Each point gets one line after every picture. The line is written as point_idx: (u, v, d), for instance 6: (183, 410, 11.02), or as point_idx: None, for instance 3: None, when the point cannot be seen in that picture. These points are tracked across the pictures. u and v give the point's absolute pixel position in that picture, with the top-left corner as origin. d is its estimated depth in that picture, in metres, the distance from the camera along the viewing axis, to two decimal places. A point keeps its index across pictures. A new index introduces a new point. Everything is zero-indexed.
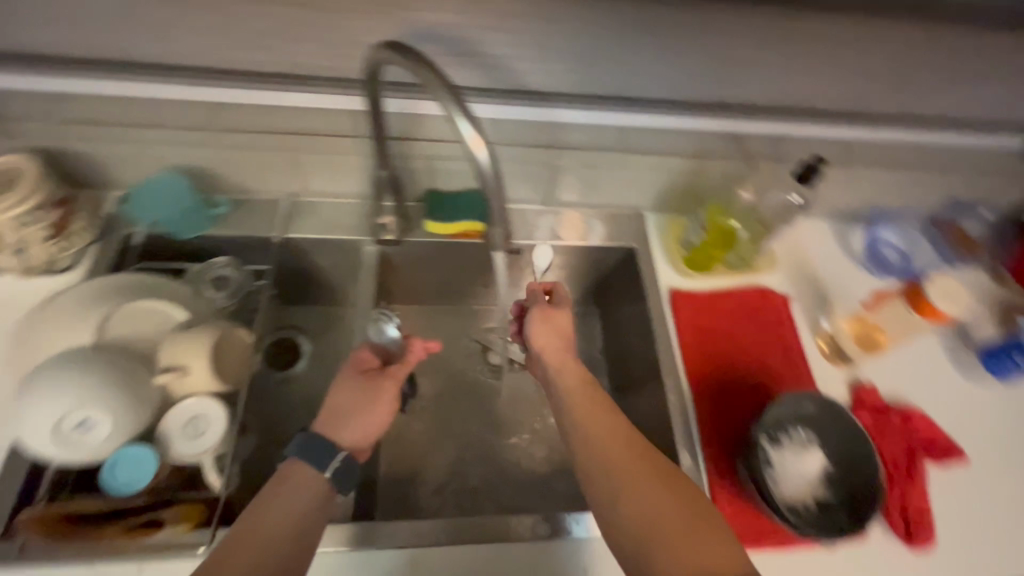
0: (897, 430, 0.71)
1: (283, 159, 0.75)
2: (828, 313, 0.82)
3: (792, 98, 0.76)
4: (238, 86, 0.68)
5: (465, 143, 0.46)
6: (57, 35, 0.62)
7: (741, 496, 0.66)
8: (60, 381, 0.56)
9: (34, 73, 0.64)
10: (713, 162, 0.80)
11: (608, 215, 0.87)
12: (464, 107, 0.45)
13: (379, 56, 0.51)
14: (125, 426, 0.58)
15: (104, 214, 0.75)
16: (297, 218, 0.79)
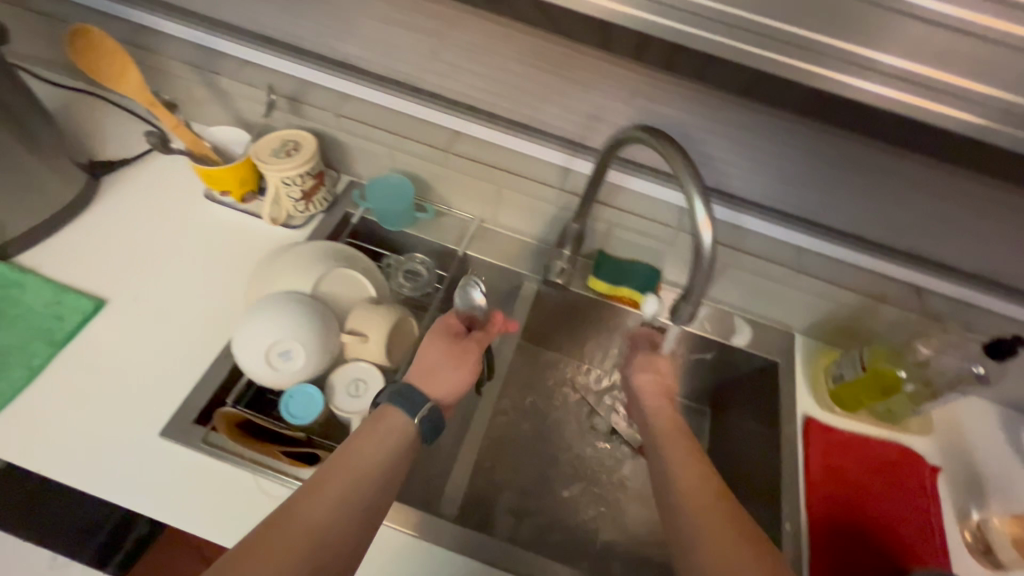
0: None
1: (488, 189, 0.87)
2: (981, 504, 0.74)
3: (994, 269, 0.73)
4: (479, 122, 0.80)
5: (693, 223, 0.52)
6: (364, 53, 0.79)
7: None
8: (284, 313, 0.67)
9: (337, 73, 0.82)
10: (886, 306, 0.78)
11: (757, 324, 0.88)
12: (704, 195, 0.50)
13: (629, 134, 0.59)
14: (311, 367, 0.67)
15: (336, 193, 0.90)
16: (481, 240, 0.90)
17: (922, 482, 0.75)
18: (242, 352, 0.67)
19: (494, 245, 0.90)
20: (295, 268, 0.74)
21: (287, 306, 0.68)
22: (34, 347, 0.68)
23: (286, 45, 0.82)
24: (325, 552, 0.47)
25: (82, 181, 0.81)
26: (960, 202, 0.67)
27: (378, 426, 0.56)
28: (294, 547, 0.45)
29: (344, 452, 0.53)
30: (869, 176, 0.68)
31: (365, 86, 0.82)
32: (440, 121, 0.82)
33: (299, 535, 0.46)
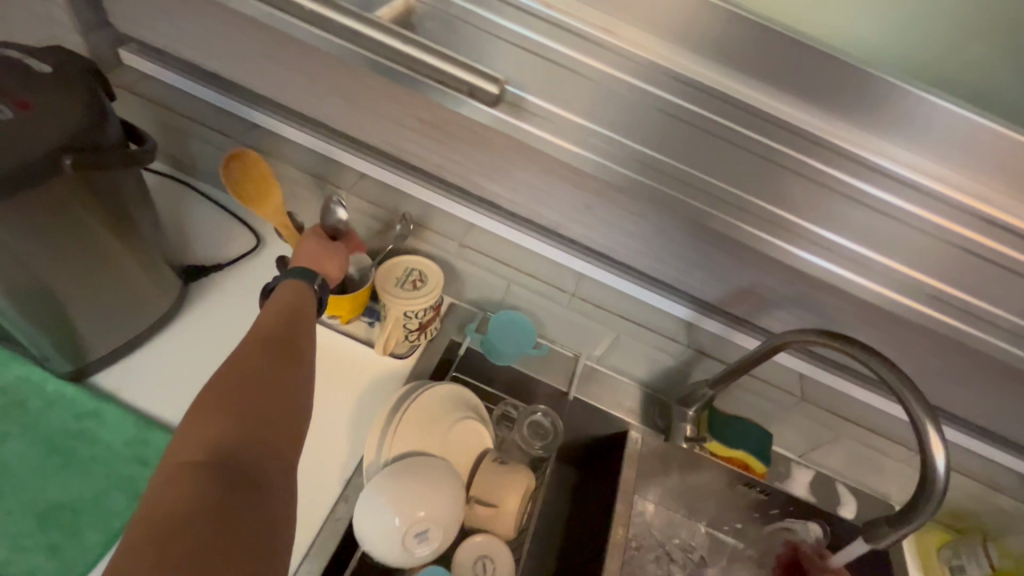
0: None
1: (602, 332, 0.84)
2: None
3: None
4: (600, 267, 0.77)
5: (926, 443, 0.53)
6: (496, 190, 0.75)
7: None
8: (430, 482, 0.61)
9: (454, 197, 0.78)
10: (1000, 497, 0.78)
11: (858, 491, 0.87)
12: (938, 419, 0.53)
13: (809, 337, 0.61)
14: (445, 546, 0.61)
15: (447, 322, 0.87)
16: (587, 381, 0.87)
17: None
18: (370, 527, 0.59)
19: (599, 387, 0.87)
20: (427, 420, 0.69)
21: (429, 473, 0.62)
22: (111, 499, 0.59)
23: (418, 170, 0.78)
24: (304, 395, 0.54)
25: (176, 291, 0.74)
26: None
27: (431, 475, 0.62)
28: (286, 392, 0.52)
29: (426, 488, 0.61)
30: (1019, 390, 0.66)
31: (498, 223, 0.78)
32: (568, 264, 0.78)
33: (265, 362, 0.53)
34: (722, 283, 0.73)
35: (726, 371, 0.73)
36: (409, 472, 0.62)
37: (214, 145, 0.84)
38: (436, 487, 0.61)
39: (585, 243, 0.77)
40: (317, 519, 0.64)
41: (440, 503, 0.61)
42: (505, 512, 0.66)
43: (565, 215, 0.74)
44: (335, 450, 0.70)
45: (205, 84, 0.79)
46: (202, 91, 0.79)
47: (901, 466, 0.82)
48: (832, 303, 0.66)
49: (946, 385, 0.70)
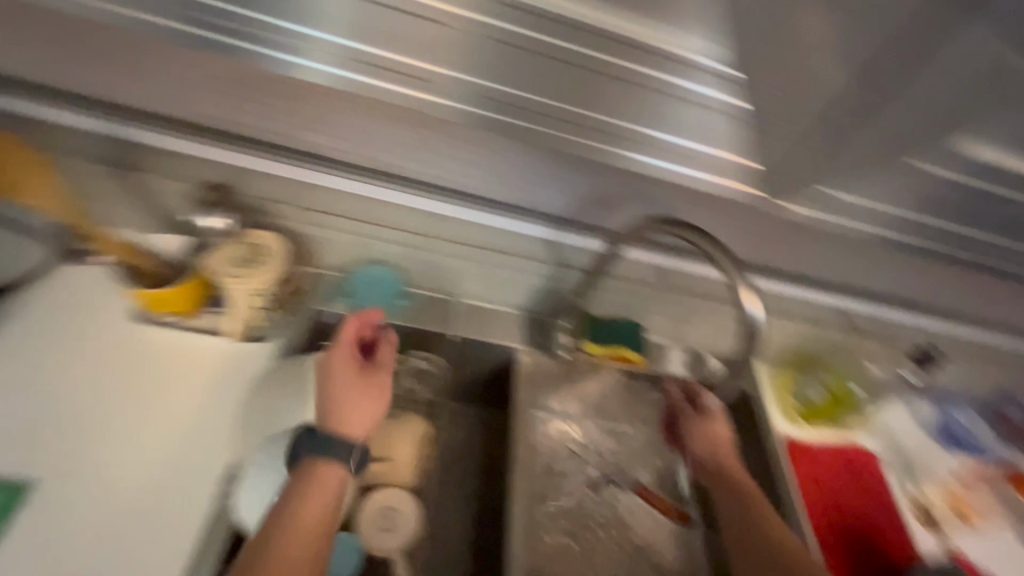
0: None
1: (473, 268, 0.85)
2: (915, 482, 0.90)
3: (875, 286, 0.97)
4: (452, 203, 0.79)
5: (737, 297, 0.60)
6: (323, 138, 0.70)
7: None
8: (308, 458, 0.59)
9: (282, 157, 0.73)
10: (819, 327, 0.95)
11: (724, 359, 0.97)
12: (745, 275, 0.59)
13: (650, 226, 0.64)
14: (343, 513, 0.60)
15: (302, 294, 0.80)
16: (467, 319, 0.86)
17: (874, 474, 0.89)
18: (264, 505, 0.59)
19: (482, 322, 0.86)
20: None
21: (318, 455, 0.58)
22: None
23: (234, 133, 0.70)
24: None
25: None
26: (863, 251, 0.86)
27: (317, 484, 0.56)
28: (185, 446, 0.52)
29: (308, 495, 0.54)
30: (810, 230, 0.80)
31: (338, 176, 0.75)
32: (418, 204, 0.78)
33: None
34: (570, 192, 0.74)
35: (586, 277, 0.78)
36: (284, 457, 0.59)
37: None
38: (317, 463, 0.59)
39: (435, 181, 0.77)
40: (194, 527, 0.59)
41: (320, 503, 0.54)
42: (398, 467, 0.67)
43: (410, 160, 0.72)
44: (197, 452, 0.64)
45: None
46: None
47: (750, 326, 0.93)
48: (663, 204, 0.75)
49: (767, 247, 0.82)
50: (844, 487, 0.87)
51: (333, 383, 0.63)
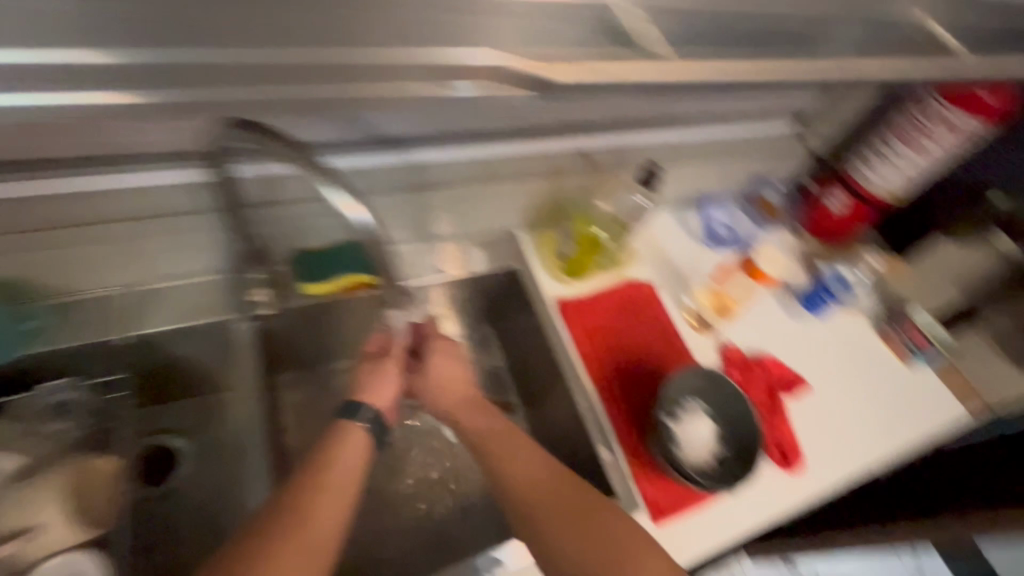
0: (760, 380, 1.08)
1: (114, 251, 0.87)
2: (685, 291, 1.14)
3: (597, 116, 1.13)
4: (73, 176, 0.83)
5: (341, 207, 0.68)
6: None
7: (655, 472, 0.94)
8: None
9: None
10: (565, 172, 1.11)
11: (483, 242, 1.08)
12: (327, 180, 0.65)
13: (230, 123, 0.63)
14: None
15: None
16: (149, 300, 0.87)
17: (649, 300, 1.10)
18: None
19: (183, 297, 0.89)
20: None
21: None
22: None
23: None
24: None
25: None
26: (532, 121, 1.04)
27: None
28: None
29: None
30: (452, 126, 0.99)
31: None
32: (31, 189, 0.81)
33: None
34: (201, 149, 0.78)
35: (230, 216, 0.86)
36: None
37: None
38: None
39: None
40: None
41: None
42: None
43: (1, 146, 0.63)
44: None
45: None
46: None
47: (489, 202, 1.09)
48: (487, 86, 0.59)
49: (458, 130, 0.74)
50: (622, 324, 1.07)
51: (380, 377, 0.88)
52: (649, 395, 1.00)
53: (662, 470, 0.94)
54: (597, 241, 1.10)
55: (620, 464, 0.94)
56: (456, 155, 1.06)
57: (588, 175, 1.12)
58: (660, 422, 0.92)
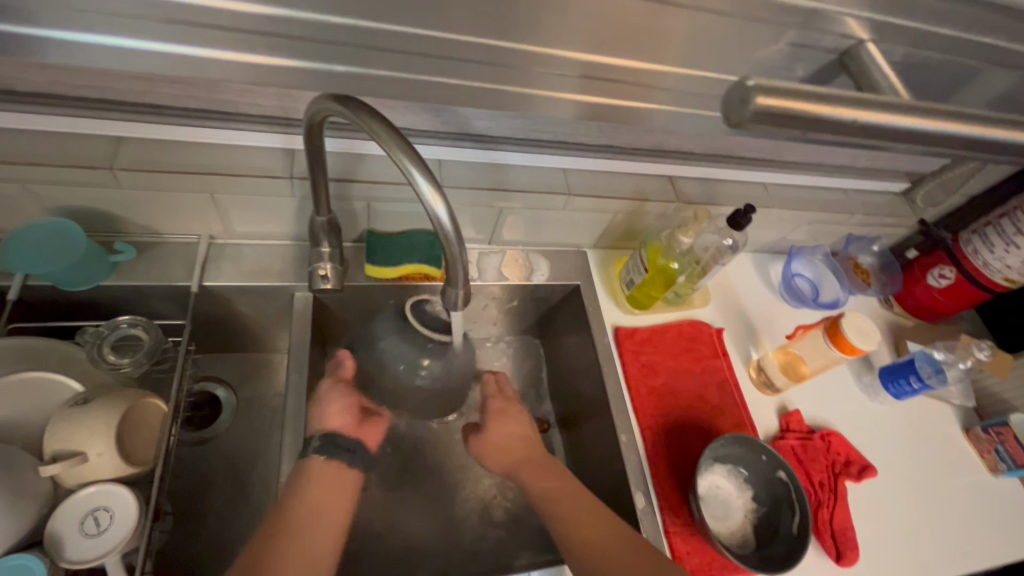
0: (1008, 494, 0.87)
1: (537, 207, 0.79)
2: (985, 378, 0.94)
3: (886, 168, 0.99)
4: (447, 146, 0.72)
5: (422, 196, 0.44)
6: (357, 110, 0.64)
7: (838, 538, 0.75)
8: None
9: (236, 127, 0.64)
10: (885, 216, 0.96)
11: (760, 269, 1.00)
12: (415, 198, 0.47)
13: (324, 109, 0.48)
14: (4, 532, 0.49)
15: (301, 261, 0.77)
16: (537, 268, 0.88)
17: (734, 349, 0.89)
18: None
19: (527, 266, 0.87)
20: (42, 402, 0.58)
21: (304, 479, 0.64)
22: None
23: (261, 117, 0.64)
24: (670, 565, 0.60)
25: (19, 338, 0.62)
26: (882, 165, 0.94)
27: (325, 477, 0.65)
28: (323, 539, 0.60)
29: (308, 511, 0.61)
30: (792, 166, 0.90)
31: None
32: (492, 158, 0.75)
33: None
34: (558, 135, 0.75)
35: (677, 212, 0.84)
36: None
37: None
38: None
39: (483, 133, 0.72)
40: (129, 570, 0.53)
41: (329, 490, 0.64)
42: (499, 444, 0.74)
43: (432, 110, 0.66)
44: None
45: (7, 107, 0.57)
46: (9, 118, 0.57)
47: (792, 229, 0.96)
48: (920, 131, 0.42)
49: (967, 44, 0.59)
50: (703, 348, 0.87)
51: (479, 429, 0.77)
52: (811, 457, 0.80)
53: (847, 539, 0.74)
54: (670, 274, 0.83)
55: (863, 537, 0.77)
56: (771, 177, 0.89)
57: (907, 217, 0.97)
58: (981, 437, 0.90)
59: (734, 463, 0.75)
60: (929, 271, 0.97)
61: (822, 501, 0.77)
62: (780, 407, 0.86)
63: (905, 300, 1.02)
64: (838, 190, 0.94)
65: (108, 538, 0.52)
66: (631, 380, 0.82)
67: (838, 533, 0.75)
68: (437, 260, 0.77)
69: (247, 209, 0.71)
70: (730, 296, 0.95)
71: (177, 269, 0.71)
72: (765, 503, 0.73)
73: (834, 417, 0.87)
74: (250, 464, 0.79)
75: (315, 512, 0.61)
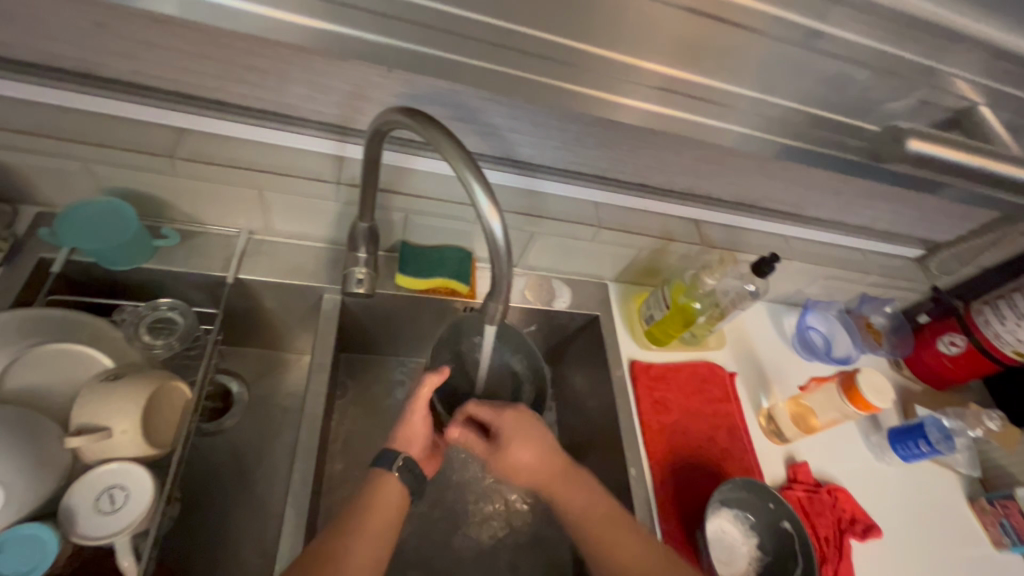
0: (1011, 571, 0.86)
1: (567, 235, 0.81)
2: (989, 449, 0.95)
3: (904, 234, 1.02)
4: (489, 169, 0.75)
5: (480, 211, 0.46)
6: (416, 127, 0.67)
7: None
8: None
9: (294, 129, 0.67)
10: (900, 279, 0.99)
11: (775, 319, 1.02)
12: (483, 180, 0.46)
13: (390, 119, 0.51)
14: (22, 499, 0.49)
15: (334, 265, 0.79)
16: (559, 295, 0.90)
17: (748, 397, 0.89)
18: None
19: (550, 292, 0.89)
20: (73, 374, 0.59)
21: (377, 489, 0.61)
22: None
23: (317, 123, 0.67)
24: None
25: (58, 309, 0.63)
26: (901, 229, 0.97)
27: (384, 495, 0.61)
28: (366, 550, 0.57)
29: (372, 528, 0.58)
30: (814, 222, 0.93)
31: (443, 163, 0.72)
32: (531, 184, 0.78)
33: None
34: (595, 170, 0.78)
35: (701, 254, 0.87)
36: None
37: (32, 161, 0.62)
38: None
39: (525, 160, 0.75)
40: (137, 554, 0.53)
41: (396, 506, 0.61)
42: (525, 469, 0.65)
43: (482, 133, 0.69)
44: None
45: (86, 89, 0.60)
46: (88, 100, 0.61)
47: (810, 283, 0.98)
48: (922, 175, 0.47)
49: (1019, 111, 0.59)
50: (717, 390, 0.88)
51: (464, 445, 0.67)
52: (817, 510, 0.80)
53: None
54: (691, 314, 0.84)
55: None
56: (793, 231, 0.92)
57: (921, 283, 1.00)
58: (986, 509, 0.89)
59: (743, 507, 0.74)
60: (941, 337, 0.99)
61: (827, 557, 0.76)
62: (788, 457, 0.86)
63: (915, 364, 1.03)
64: (857, 249, 0.97)
65: (122, 517, 0.52)
66: (644, 415, 0.82)
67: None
68: (466, 277, 0.79)
69: (289, 208, 0.73)
70: (746, 343, 0.97)
71: (214, 259, 0.73)
72: (771, 553, 0.72)
73: (840, 472, 0.87)
74: (256, 463, 0.78)
75: (387, 524, 0.60)
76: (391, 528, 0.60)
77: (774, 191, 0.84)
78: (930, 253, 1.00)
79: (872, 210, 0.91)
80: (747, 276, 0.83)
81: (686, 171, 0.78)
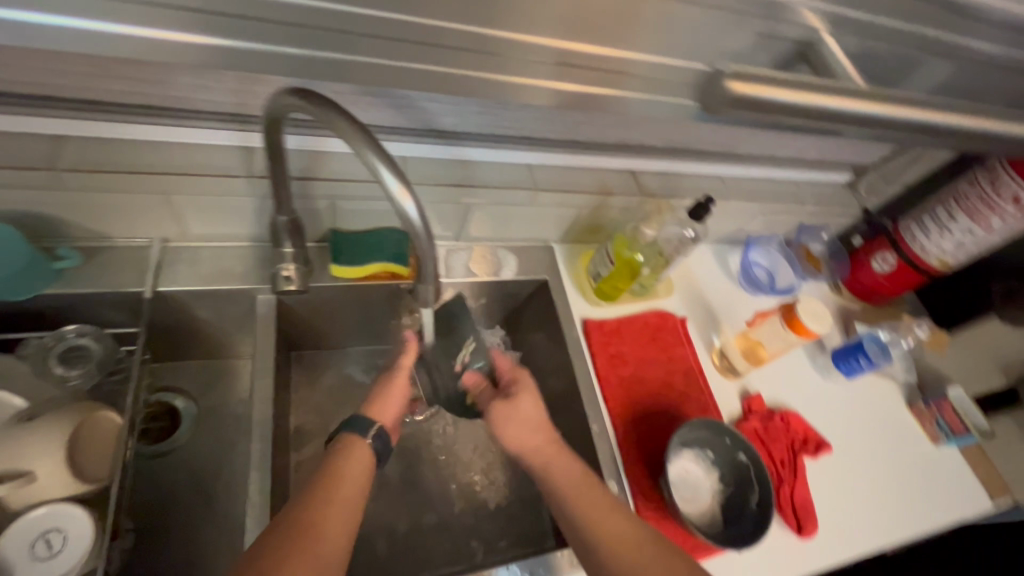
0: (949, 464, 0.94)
1: (503, 203, 0.79)
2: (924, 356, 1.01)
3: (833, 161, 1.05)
4: (412, 143, 0.72)
5: (390, 193, 0.43)
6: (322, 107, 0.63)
7: (800, 511, 0.79)
8: None
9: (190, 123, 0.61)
10: (834, 206, 1.02)
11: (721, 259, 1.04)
12: (388, 160, 0.43)
13: (284, 103, 0.47)
14: None
15: (262, 264, 0.74)
16: (505, 263, 0.88)
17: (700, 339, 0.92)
18: None
19: (496, 262, 0.88)
20: None
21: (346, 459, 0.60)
22: None
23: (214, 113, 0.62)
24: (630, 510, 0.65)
25: None
26: (830, 157, 0.99)
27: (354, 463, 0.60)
28: (339, 523, 0.55)
29: (341, 496, 0.57)
30: (746, 159, 0.94)
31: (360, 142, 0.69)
32: (458, 155, 0.75)
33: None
34: (523, 132, 0.76)
35: (641, 205, 0.86)
36: None
37: None
38: None
39: (448, 129, 0.72)
40: None
41: (364, 471, 0.60)
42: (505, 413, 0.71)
43: (397, 107, 0.65)
44: None
45: None
46: None
47: (749, 220, 1.00)
48: (827, 121, 0.44)
49: (919, 30, 0.60)
50: (671, 337, 0.89)
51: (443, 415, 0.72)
52: (771, 436, 0.84)
53: (808, 511, 0.79)
54: (636, 266, 0.85)
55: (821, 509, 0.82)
56: (728, 171, 0.92)
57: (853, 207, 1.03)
58: (923, 408, 0.96)
59: (702, 445, 0.77)
60: (874, 257, 1.03)
61: (783, 478, 0.81)
62: (742, 391, 0.90)
63: (854, 285, 1.07)
64: (790, 181, 0.99)
65: (63, 559, 0.49)
66: (602, 372, 0.83)
67: (800, 508, 0.79)
68: (406, 258, 0.77)
69: (202, 210, 0.68)
70: (694, 287, 0.98)
71: (129, 274, 0.68)
72: (732, 483, 0.76)
73: (791, 398, 0.92)
74: (214, 478, 0.75)
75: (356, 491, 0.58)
76: (361, 498, 0.58)
77: (704, 135, 0.84)
78: (859, 177, 1.04)
79: (800, 142, 0.92)
80: (686, 222, 0.84)
81: (614, 123, 0.76)
